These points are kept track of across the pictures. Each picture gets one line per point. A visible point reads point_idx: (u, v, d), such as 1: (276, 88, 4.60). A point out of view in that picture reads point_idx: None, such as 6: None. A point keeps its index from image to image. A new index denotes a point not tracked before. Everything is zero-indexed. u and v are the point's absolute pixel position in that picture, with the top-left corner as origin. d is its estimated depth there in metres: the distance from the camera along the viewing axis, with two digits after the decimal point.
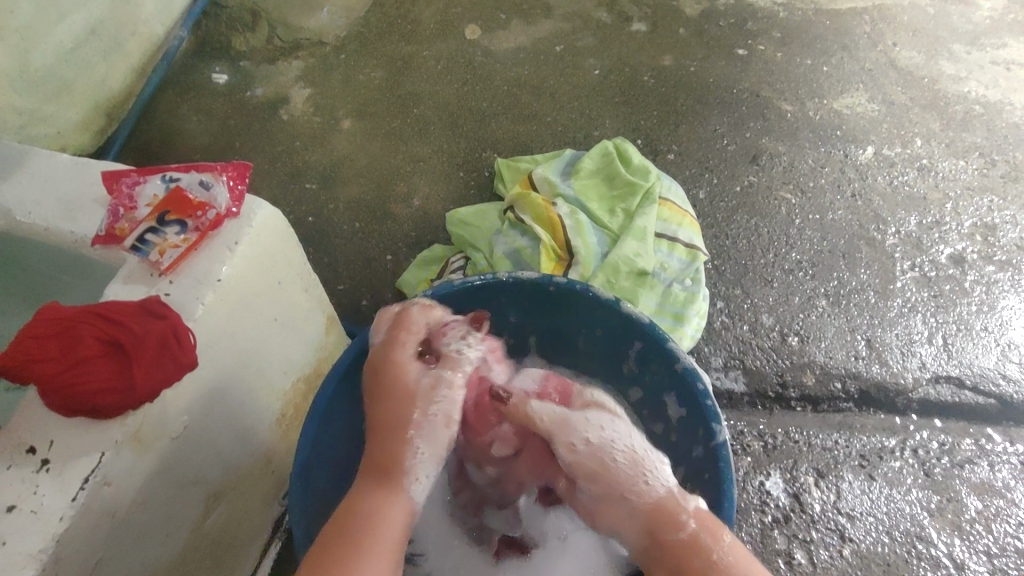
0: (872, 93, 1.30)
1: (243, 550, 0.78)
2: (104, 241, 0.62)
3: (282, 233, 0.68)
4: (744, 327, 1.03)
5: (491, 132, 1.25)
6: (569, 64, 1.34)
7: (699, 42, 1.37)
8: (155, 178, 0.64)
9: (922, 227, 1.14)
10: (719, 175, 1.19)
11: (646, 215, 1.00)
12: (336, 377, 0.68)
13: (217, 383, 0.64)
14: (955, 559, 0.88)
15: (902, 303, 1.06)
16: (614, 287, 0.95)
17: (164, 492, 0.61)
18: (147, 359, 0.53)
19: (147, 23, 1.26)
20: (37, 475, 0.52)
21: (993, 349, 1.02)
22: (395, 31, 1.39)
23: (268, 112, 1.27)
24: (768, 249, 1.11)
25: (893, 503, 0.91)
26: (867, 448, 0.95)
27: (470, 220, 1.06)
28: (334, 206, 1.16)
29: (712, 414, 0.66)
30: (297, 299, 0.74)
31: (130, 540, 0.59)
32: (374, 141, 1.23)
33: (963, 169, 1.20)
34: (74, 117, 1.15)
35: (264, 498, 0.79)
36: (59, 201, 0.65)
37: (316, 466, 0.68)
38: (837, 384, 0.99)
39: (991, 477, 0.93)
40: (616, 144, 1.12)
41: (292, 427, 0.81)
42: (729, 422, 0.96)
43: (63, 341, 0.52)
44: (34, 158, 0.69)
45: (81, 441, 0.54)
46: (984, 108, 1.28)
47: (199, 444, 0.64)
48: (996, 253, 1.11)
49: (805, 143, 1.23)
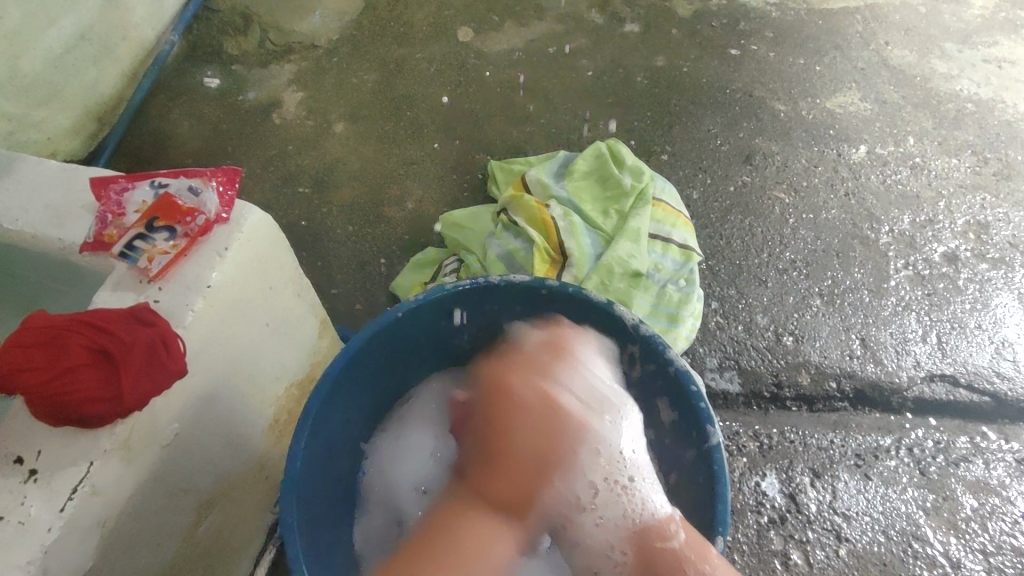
0: (864, 93, 1.30)
1: (237, 557, 0.77)
2: (92, 248, 0.61)
3: (273, 238, 0.67)
4: (738, 327, 1.03)
5: (484, 134, 1.24)
6: (562, 66, 1.33)
7: (692, 42, 1.37)
8: (144, 185, 0.63)
9: (915, 225, 1.14)
10: (712, 175, 1.19)
11: (639, 216, 1.00)
12: (330, 380, 0.67)
13: (208, 389, 0.64)
14: (951, 558, 0.88)
15: (896, 302, 1.06)
16: (608, 288, 0.95)
17: (155, 499, 0.61)
18: (135, 368, 0.53)
19: (138, 28, 1.26)
20: (24, 485, 0.52)
21: (987, 347, 1.02)
22: (387, 34, 1.39)
23: (260, 116, 1.27)
24: (762, 249, 1.11)
25: (889, 502, 0.91)
26: (863, 447, 0.95)
27: (464, 222, 1.06)
28: (327, 210, 1.15)
29: (705, 416, 0.67)
30: (289, 304, 0.73)
31: (121, 549, 0.58)
32: (367, 144, 1.23)
33: (955, 167, 1.20)
34: (64, 123, 1.14)
35: (257, 504, 0.78)
36: (46, 208, 0.65)
37: (308, 470, 0.67)
38: (832, 384, 0.99)
39: (987, 475, 0.93)
40: (609, 144, 1.11)
41: (284, 433, 0.80)
42: (724, 423, 0.96)
43: (51, 349, 0.52)
44: (22, 164, 0.68)
45: (70, 450, 0.53)
46: (977, 106, 1.28)
47: (191, 451, 0.64)
48: (989, 251, 1.12)
49: (798, 143, 1.23)
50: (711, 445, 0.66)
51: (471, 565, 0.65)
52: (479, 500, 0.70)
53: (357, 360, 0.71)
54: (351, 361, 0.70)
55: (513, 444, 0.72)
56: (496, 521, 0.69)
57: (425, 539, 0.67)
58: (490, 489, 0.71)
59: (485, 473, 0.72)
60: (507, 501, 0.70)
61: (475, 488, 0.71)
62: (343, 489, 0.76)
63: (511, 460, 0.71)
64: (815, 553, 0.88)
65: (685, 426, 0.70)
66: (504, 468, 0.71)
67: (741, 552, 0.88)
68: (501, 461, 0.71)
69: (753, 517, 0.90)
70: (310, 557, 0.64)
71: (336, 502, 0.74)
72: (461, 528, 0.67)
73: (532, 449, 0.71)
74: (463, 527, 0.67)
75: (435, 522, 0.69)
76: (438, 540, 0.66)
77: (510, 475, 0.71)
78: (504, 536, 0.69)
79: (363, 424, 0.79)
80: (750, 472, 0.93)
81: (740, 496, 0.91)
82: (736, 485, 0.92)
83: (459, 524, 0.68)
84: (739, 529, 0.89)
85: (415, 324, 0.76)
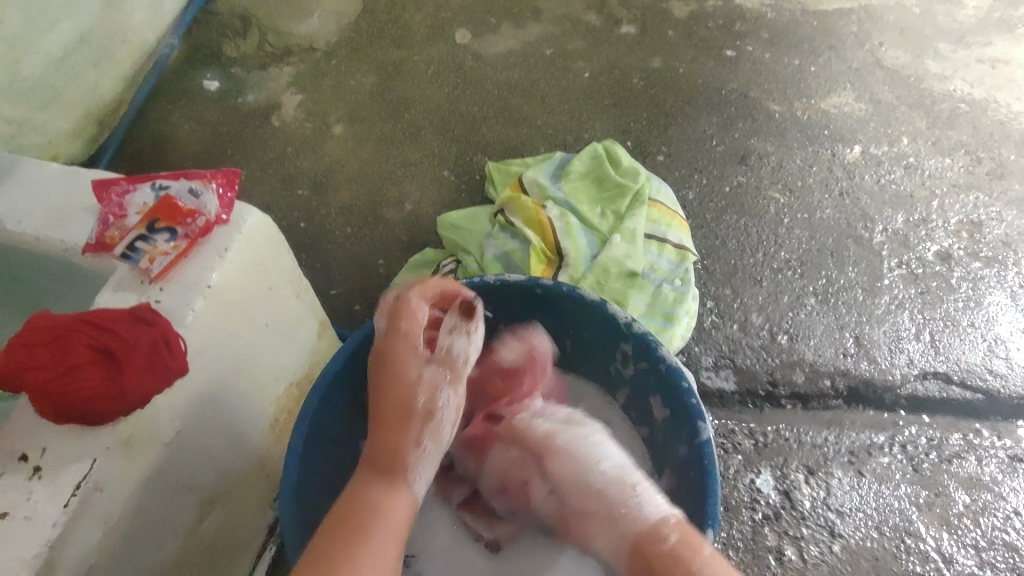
0: (859, 93, 1.31)
1: (238, 554, 0.78)
2: (94, 250, 0.63)
3: (272, 239, 0.69)
4: (734, 326, 1.04)
5: (482, 136, 1.26)
6: (559, 67, 1.34)
7: (687, 44, 1.38)
8: (145, 186, 0.64)
9: (908, 225, 1.15)
10: (708, 176, 1.20)
11: (635, 216, 1.01)
12: (328, 378, 0.69)
13: (209, 388, 0.65)
14: (943, 553, 0.89)
15: (889, 301, 1.07)
16: (603, 288, 0.96)
17: (157, 497, 0.62)
18: (138, 365, 0.54)
19: (138, 32, 1.27)
20: (29, 482, 0.53)
21: (980, 344, 1.03)
22: (386, 37, 1.40)
23: (259, 119, 1.28)
24: (757, 249, 1.12)
25: (882, 498, 0.92)
26: (857, 444, 0.96)
27: (461, 223, 1.07)
28: (326, 211, 1.16)
29: (696, 412, 0.67)
30: (289, 304, 0.74)
31: (124, 546, 0.59)
32: (366, 146, 1.24)
33: (949, 167, 1.21)
34: (65, 126, 1.16)
35: (257, 502, 0.79)
36: (49, 210, 0.66)
37: (308, 467, 0.68)
38: (826, 382, 1.00)
39: (979, 472, 0.94)
40: (605, 145, 1.12)
41: (284, 432, 0.81)
42: (719, 421, 0.97)
43: (54, 349, 0.53)
44: (24, 167, 0.69)
45: (74, 448, 0.54)
46: (970, 106, 1.29)
47: (192, 449, 0.65)
48: (982, 250, 1.13)
49: (793, 143, 1.24)
50: (701, 441, 0.67)
51: (389, 531, 0.59)
52: (389, 473, 0.63)
53: (355, 359, 0.72)
54: (349, 361, 0.72)
55: (387, 387, 0.66)
56: (396, 488, 0.62)
57: (340, 511, 0.60)
58: (381, 449, 0.64)
59: (380, 436, 0.65)
60: (393, 458, 0.64)
61: (368, 454, 0.65)
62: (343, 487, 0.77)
63: (388, 407, 0.66)
64: (809, 549, 0.89)
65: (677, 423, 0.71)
66: (396, 429, 0.65)
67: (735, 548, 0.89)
68: (385, 413, 0.66)
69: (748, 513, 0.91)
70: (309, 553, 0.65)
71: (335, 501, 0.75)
72: (369, 500, 0.60)
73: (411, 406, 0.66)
74: (370, 498, 0.61)
75: (345, 497, 0.61)
76: (351, 513, 0.59)
77: (398, 435, 0.65)
78: (401, 493, 0.62)
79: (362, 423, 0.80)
80: (745, 470, 0.94)
81: (735, 492, 0.92)
82: (731, 482, 0.93)
83: (370, 498, 0.61)
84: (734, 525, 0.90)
85: None
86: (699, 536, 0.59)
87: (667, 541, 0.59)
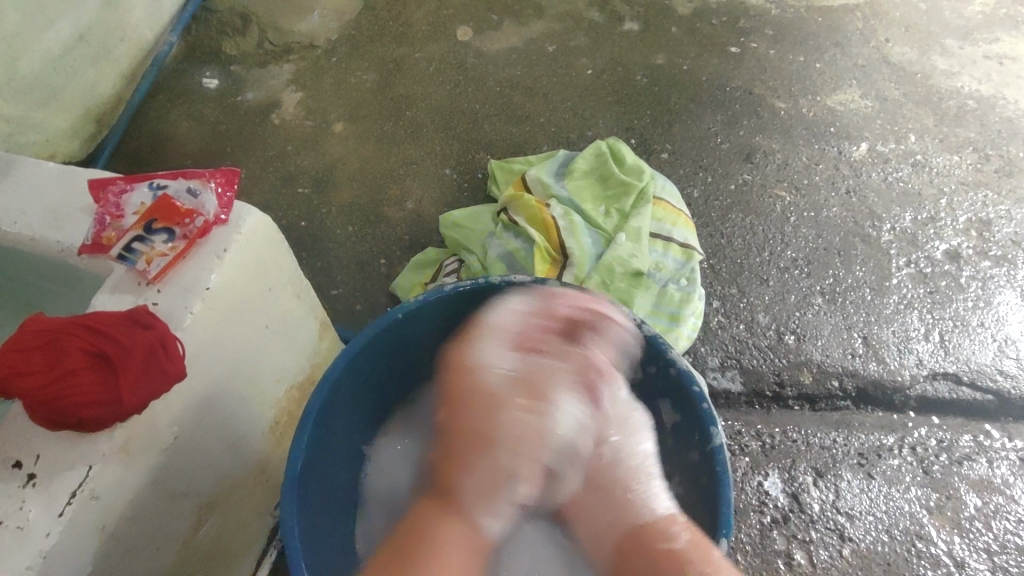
0: (865, 90, 1.29)
1: (238, 560, 0.77)
2: (90, 251, 0.61)
3: (272, 239, 0.67)
4: (740, 327, 1.03)
5: (484, 134, 1.24)
6: (562, 65, 1.33)
7: (691, 40, 1.37)
8: (142, 186, 0.63)
9: (917, 223, 1.13)
10: (713, 174, 1.19)
11: (640, 215, 1.00)
12: (330, 383, 0.67)
13: (208, 392, 0.64)
14: (955, 557, 0.87)
15: (898, 300, 1.06)
16: (609, 288, 0.94)
17: (155, 503, 0.61)
18: (134, 370, 0.52)
19: (137, 29, 1.26)
20: (23, 490, 0.51)
21: (990, 344, 1.02)
22: (386, 34, 1.38)
23: (259, 117, 1.27)
24: (763, 248, 1.10)
25: (892, 501, 0.91)
26: (866, 446, 0.94)
27: (464, 223, 1.06)
28: (327, 210, 1.15)
29: (708, 417, 0.66)
30: (289, 306, 0.73)
31: (121, 554, 0.58)
32: (367, 144, 1.23)
33: (957, 165, 1.20)
34: (63, 124, 1.14)
35: (258, 506, 0.78)
36: (45, 210, 0.65)
37: (309, 473, 0.67)
38: (834, 382, 0.99)
39: (990, 474, 0.93)
40: (609, 143, 1.11)
41: (285, 435, 0.80)
42: (726, 422, 0.96)
43: (49, 353, 0.51)
44: (20, 166, 0.68)
45: (69, 454, 0.53)
46: (978, 102, 1.28)
47: (191, 454, 0.64)
48: (991, 249, 1.11)
49: (799, 140, 1.23)
50: (713, 446, 0.65)
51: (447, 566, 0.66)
52: (451, 507, 0.72)
53: (358, 361, 0.71)
54: (351, 365, 0.70)
55: (458, 422, 0.75)
56: (469, 523, 0.71)
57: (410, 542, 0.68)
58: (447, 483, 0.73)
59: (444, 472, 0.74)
60: (462, 492, 0.72)
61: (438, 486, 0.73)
62: (344, 492, 0.76)
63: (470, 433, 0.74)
64: (818, 553, 0.87)
65: (687, 427, 0.70)
66: (477, 447, 0.73)
67: (744, 552, 0.87)
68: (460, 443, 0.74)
69: (756, 516, 0.90)
70: (311, 560, 0.64)
71: (337, 506, 0.74)
72: (426, 527, 0.70)
73: (519, 441, 0.74)
74: (431, 529, 0.69)
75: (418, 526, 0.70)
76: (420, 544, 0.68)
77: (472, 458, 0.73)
78: (455, 527, 0.70)
79: (364, 427, 0.79)
80: (753, 472, 0.92)
81: (743, 495, 0.91)
82: (738, 485, 0.92)
83: (432, 526, 0.70)
84: (741, 529, 0.89)
85: (417, 325, 0.75)
86: (706, 543, 0.65)
87: (677, 540, 0.67)
